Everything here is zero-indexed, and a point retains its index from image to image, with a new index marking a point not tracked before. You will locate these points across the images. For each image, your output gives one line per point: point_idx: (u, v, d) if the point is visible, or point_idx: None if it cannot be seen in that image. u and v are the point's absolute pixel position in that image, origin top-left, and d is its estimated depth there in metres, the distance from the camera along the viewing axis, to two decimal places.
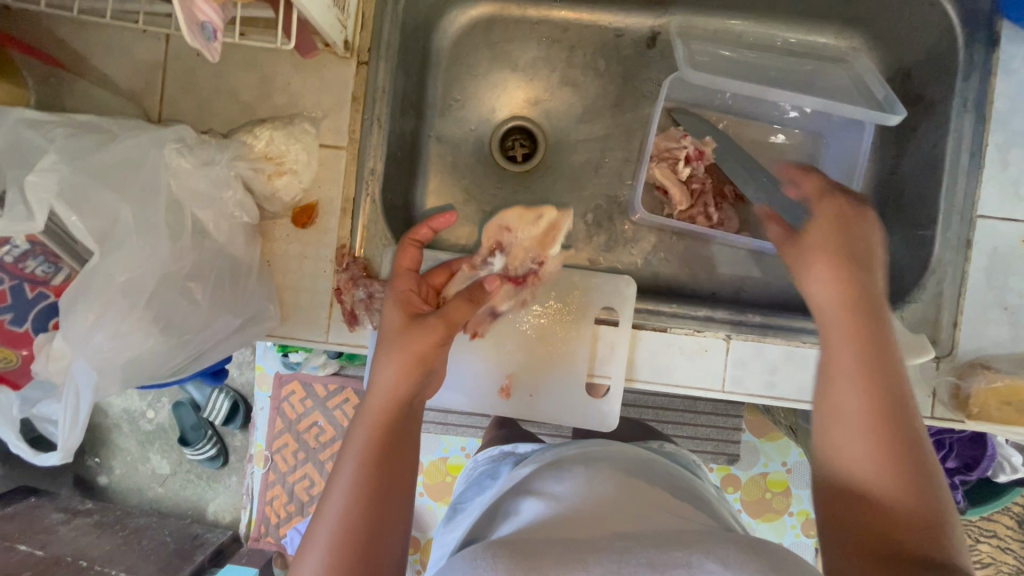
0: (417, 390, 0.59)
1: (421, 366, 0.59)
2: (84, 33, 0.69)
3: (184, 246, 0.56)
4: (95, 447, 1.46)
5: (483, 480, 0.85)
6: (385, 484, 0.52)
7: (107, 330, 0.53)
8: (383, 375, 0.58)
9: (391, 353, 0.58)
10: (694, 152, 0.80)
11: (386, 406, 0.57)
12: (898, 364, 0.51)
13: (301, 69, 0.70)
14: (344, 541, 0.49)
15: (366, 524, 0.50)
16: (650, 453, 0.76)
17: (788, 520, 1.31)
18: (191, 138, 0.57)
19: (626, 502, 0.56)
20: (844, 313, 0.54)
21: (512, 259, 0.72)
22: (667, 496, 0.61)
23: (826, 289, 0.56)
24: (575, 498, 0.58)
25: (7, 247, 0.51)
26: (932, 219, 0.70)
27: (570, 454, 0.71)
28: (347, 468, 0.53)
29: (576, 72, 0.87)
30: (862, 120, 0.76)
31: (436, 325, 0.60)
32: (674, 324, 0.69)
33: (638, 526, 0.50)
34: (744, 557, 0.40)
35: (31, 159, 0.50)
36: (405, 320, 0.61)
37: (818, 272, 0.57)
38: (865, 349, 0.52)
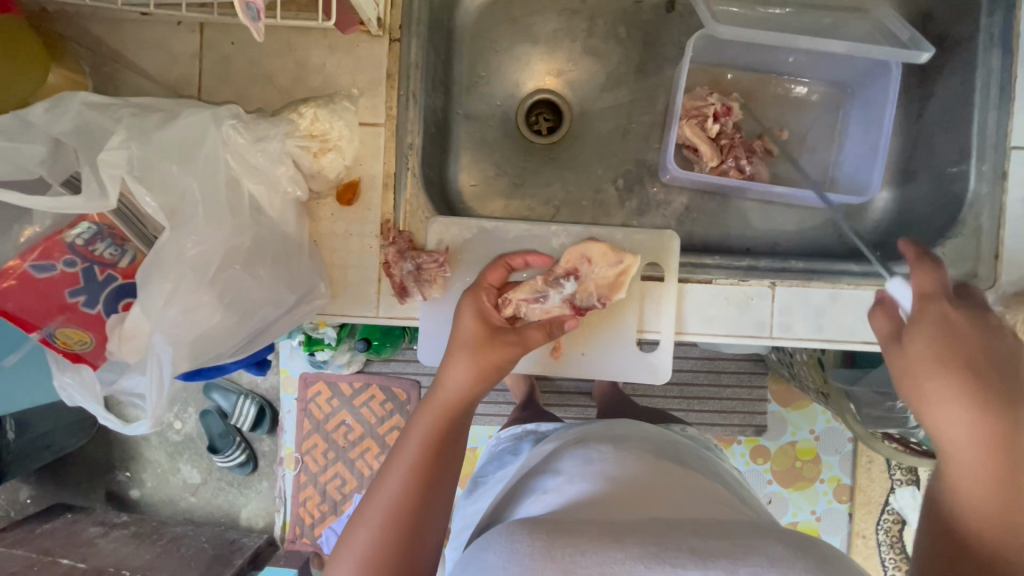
0: (482, 393, 0.61)
1: (492, 373, 0.61)
2: (118, 28, 0.69)
3: (244, 221, 0.58)
4: (126, 461, 1.48)
5: (502, 455, 0.84)
6: (436, 472, 0.55)
7: (181, 302, 0.55)
8: (453, 375, 0.60)
9: (461, 353, 0.61)
10: (721, 108, 0.81)
11: (451, 399, 0.59)
12: (1020, 404, 0.45)
13: (334, 49, 0.70)
14: (390, 515, 0.52)
15: (412, 513, 0.53)
16: (668, 434, 0.74)
17: (819, 487, 1.26)
18: (245, 114, 0.58)
19: (658, 483, 0.54)
20: (954, 378, 0.46)
21: (581, 291, 0.69)
22: (698, 480, 0.59)
23: (925, 349, 0.49)
24: (602, 473, 0.56)
25: (77, 230, 0.52)
26: (966, 154, 0.71)
27: (597, 432, 0.69)
28: (404, 451, 0.56)
29: (597, 41, 0.88)
30: (888, 62, 0.76)
31: (507, 343, 0.63)
32: (719, 275, 0.71)
33: (670, 508, 0.49)
34: (792, 556, 0.39)
35: (100, 141, 0.52)
36: (481, 335, 0.63)
37: (920, 333, 0.50)
38: (986, 385, 0.46)
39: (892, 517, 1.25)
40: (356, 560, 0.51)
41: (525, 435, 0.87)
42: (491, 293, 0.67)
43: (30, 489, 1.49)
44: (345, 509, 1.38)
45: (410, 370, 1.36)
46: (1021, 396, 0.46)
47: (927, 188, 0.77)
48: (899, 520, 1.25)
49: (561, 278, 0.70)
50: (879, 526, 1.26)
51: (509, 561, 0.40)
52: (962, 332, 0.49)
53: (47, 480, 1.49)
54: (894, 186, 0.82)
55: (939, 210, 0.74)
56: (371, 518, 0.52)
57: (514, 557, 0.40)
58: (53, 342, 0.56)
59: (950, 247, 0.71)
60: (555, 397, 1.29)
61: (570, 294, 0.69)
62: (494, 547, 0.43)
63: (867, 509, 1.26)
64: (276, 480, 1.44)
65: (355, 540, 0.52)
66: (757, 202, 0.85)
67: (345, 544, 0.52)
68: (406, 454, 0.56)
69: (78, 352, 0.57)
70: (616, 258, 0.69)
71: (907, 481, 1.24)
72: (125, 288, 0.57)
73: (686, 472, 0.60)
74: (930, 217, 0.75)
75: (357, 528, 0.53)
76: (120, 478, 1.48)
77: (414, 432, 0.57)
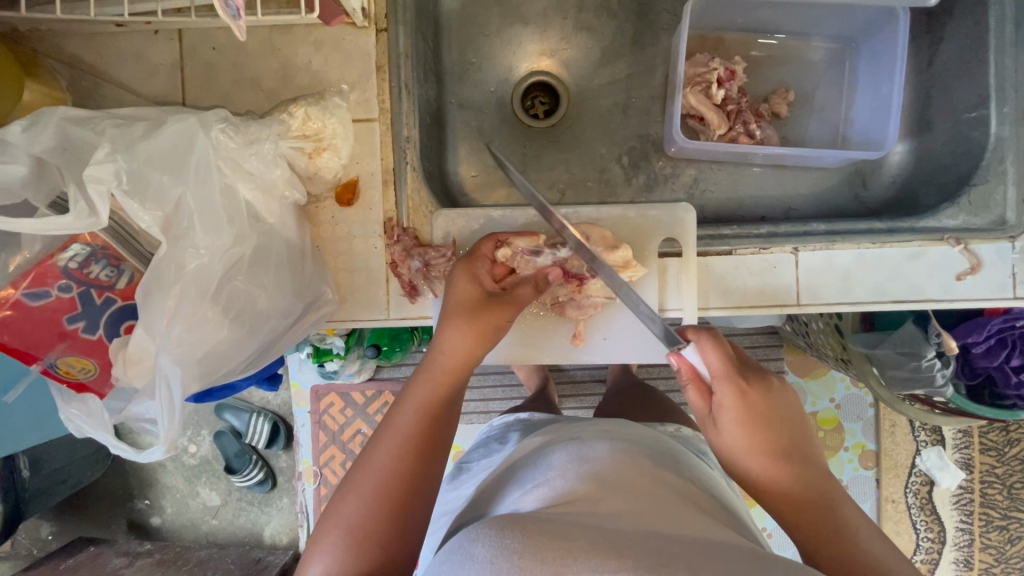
0: (476, 361, 0.60)
1: (489, 338, 0.61)
2: (96, 42, 0.66)
3: (242, 230, 0.55)
4: (144, 489, 1.45)
5: (488, 444, 0.80)
6: (433, 442, 0.53)
7: (184, 320, 0.53)
8: (451, 344, 0.59)
9: (458, 323, 0.60)
10: (725, 73, 0.79)
11: (450, 371, 0.58)
12: (777, 410, 0.54)
13: (320, 44, 0.67)
14: (383, 481, 0.50)
15: (409, 478, 0.51)
16: (652, 433, 0.68)
17: (845, 456, 1.23)
18: (233, 117, 0.55)
19: (643, 484, 0.51)
20: (760, 457, 0.52)
21: (573, 258, 0.68)
22: (684, 485, 0.55)
23: (735, 434, 0.53)
24: (595, 466, 0.53)
25: (70, 253, 0.50)
26: (985, 97, 0.69)
27: (591, 429, 0.64)
28: (401, 418, 0.54)
29: (589, 16, 0.85)
30: (896, 8, 0.73)
31: (503, 306, 0.62)
32: (739, 245, 0.68)
33: (667, 519, 0.45)
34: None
35: (85, 156, 0.50)
36: (479, 300, 0.62)
37: (725, 419, 0.54)
38: (750, 416, 0.53)
39: (921, 479, 1.24)
40: (345, 529, 0.48)
41: (513, 424, 0.83)
42: (485, 262, 0.64)
43: (50, 526, 1.47)
44: None
45: None
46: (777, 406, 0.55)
47: (944, 136, 0.74)
48: (927, 481, 1.24)
49: (557, 246, 0.68)
50: (908, 489, 1.24)
51: (495, 556, 0.38)
52: (757, 406, 0.54)
53: (66, 514, 1.47)
54: (908, 138, 0.79)
55: (960, 157, 0.72)
56: (362, 487, 0.50)
57: (502, 551, 0.38)
58: (54, 372, 0.53)
59: (975, 194, 0.69)
60: (568, 388, 1.27)
61: (564, 259, 0.68)
62: (480, 540, 0.41)
63: (895, 473, 1.23)
64: (296, 495, 1.42)
65: (344, 510, 0.49)
66: (768, 167, 0.82)
67: (332, 516, 0.49)
68: (403, 424, 0.54)
69: (82, 382, 0.55)
70: (615, 240, 0.68)
71: (931, 442, 1.23)
72: (125, 310, 0.54)
73: (682, 484, 0.55)
74: (951, 166, 0.73)
75: (347, 497, 0.50)
76: (140, 507, 1.46)
77: (411, 400, 0.56)
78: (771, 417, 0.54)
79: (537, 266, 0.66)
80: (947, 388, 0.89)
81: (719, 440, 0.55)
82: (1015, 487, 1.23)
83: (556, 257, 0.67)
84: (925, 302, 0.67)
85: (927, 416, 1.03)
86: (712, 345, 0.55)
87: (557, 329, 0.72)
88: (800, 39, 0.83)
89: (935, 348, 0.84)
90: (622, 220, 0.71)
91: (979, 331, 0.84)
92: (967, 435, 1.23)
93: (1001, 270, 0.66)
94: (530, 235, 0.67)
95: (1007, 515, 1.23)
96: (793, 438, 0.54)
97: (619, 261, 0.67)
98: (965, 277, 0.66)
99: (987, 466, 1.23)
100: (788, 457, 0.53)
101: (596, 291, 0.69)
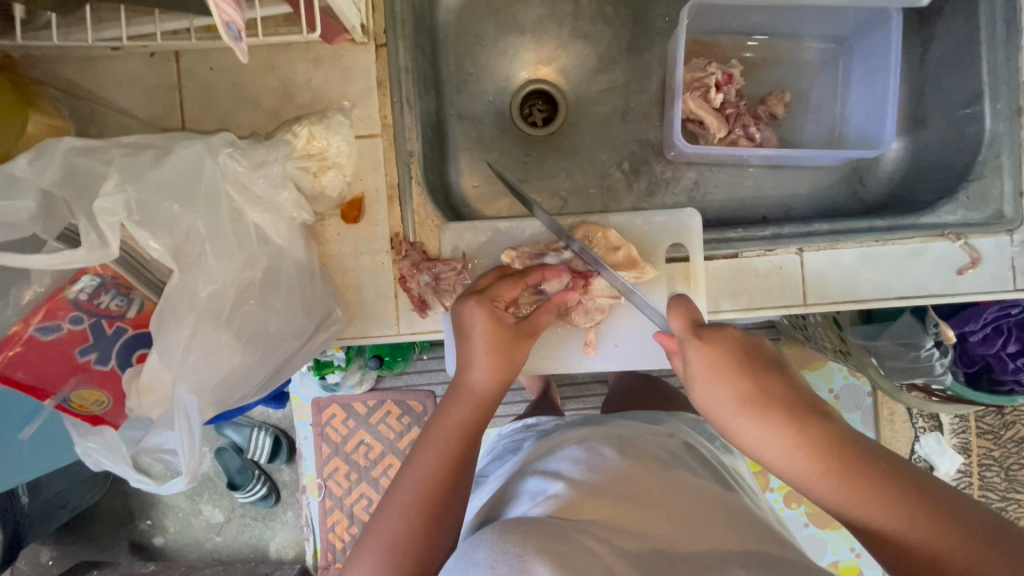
0: (507, 383, 0.61)
1: (512, 360, 0.62)
2: (92, 67, 0.66)
3: (252, 254, 0.55)
4: (146, 509, 1.44)
5: (504, 455, 0.79)
6: (463, 462, 0.55)
7: (199, 349, 0.52)
8: (477, 370, 0.60)
9: (486, 353, 0.60)
10: (723, 77, 0.80)
11: (475, 397, 0.59)
12: (762, 364, 0.48)
13: (320, 62, 0.67)
14: (416, 500, 0.51)
15: (446, 494, 0.52)
16: (669, 427, 0.69)
17: None
18: (240, 140, 0.55)
19: (654, 490, 0.52)
20: (751, 420, 0.46)
21: (578, 258, 0.69)
22: (702, 482, 0.56)
23: (715, 392, 0.48)
24: (605, 473, 0.53)
25: (80, 284, 0.50)
26: (978, 95, 0.70)
27: (598, 430, 0.64)
28: (436, 437, 0.56)
29: (584, 23, 0.86)
30: (888, 9, 0.74)
31: (525, 337, 0.64)
32: (745, 248, 0.68)
33: (677, 531, 0.47)
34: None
35: (93, 187, 0.49)
36: (504, 332, 0.62)
37: (699, 378, 0.49)
38: (728, 372, 0.48)
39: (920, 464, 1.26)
40: (384, 548, 0.49)
41: (527, 430, 0.83)
42: (502, 300, 0.64)
43: (50, 550, 1.45)
44: None
45: (423, 382, 1.33)
46: (765, 363, 0.49)
47: (940, 132, 0.76)
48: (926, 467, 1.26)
49: (558, 249, 0.70)
50: None
51: (497, 561, 0.39)
52: (732, 356, 0.49)
53: (67, 538, 1.45)
54: (903, 135, 0.81)
55: (955, 154, 0.73)
56: (397, 508, 0.51)
57: (503, 555, 0.39)
58: (69, 406, 0.53)
59: (972, 189, 0.70)
60: (571, 390, 1.27)
61: (569, 259, 0.69)
62: (482, 545, 0.41)
63: None
64: (300, 508, 1.41)
65: (381, 529, 0.50)
66: (765, 168, 0.83)
67: (370, 535, 0.50)
68: (436, 444, 0.55)
69: (96, 414, 0.54)
70: (618, 241, 0.69)
71: (929, 428, 1.25)
72: (138, 338, 0.54)
73: (697, 480, 0.56)
74: (948, 161, 0.74)
75: (385, 516, 0.51)
76: (142, 527, 1.44)
77: (442, 424, 0.57)
78: (757, 367, 0.48)
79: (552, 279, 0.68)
80: (946, 376, 0.91)
81: (699, 404, 0.50)
82: (1012, 468, 1.25)
83: (560, 260, 0.70)
84: (928, 297, 0.68)
85: (925, 404, 1.04)
86: (678, 310, 0.55)
87: (567, 337, 0.73)
88: (793, 40, 0.84)
89: (933, 338, 0.86)
90: (628, 227, 0.71)
91: (975, 319, 0.86)
92: (964, 420, 1.25)
93: (998, 263, 0.67)
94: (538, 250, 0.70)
95: (1005, 497, 1.25)
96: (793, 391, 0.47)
97: (623, 260, 0.68)
98: (966, 271, 0.67)
99: (984, 449, 1.25)
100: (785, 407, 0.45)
101: (601, 291, 0.69)
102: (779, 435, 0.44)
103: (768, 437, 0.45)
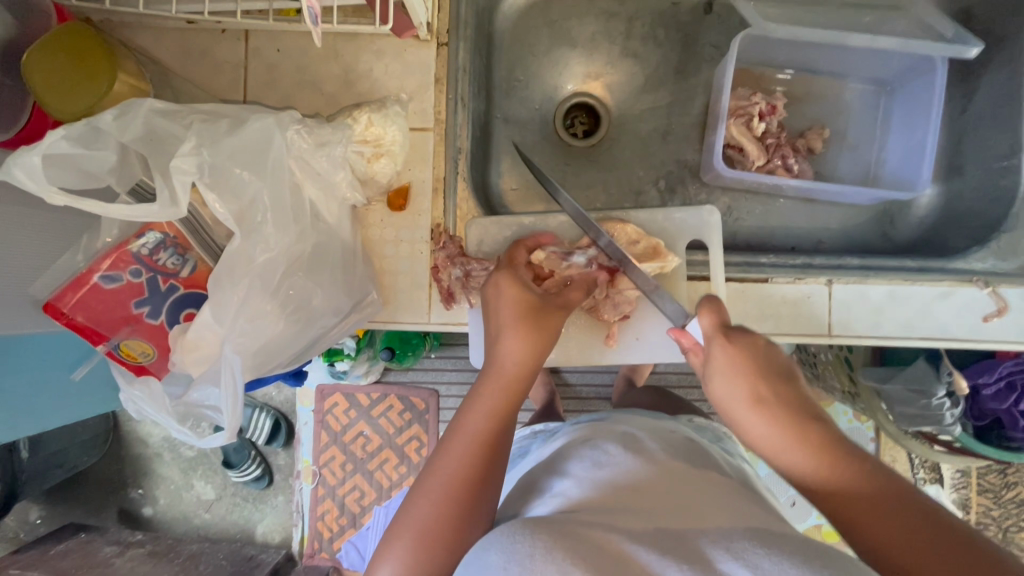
0: (536, 362, 0.61)
1: (543, 337, 0.62)
2: (164, 36, 0.68)
3: (305, 229, 0.58)
4: (138, 479, 1.44)
5: (513, 459, 0.80)
6: (492, 451, 0.55)
7: (247, 315, 0.55)
8: (511, 348, 0.60)
9: (514, 325, 0.61)
10: (767, 107, 0.82)
11: (507, 374, 0.59)
12: (772, 364, 0.52)
13: (384, 54, 0.69)
14: (448, 486, 0.52)
15: (472, 481, 0.53)
16: (673, 425, 0.71)
17: None
18: (308, 118, 0.57)
19: (662, 488, 0.51)
20: (750, 414, 0.50)
21: (603, 253, 0.69)
22: (714, 482, 0.55)
23: (732, 389, 0.51)
24: (614, 472, 0.54)
25: (143, 239, 0.53)
26: (1016, 149, 0.72)
27: (607, 429, 0.66)
28: (464, 425, 0.56)
29: (635, 44, 0.88)
30: (933, 61, 0.76)
31: (556, 309, 0.64)
32: (775, 274, 0.70)
33: (685, 518, 0.45)
34: (776, 559, 0.35)
35: (170, 147, 0.52)
36: (532, 301, 0.63)
37: (717, 374, 0.53)
38: (744, 378, 0.51)
39: None
40: (416, 534, 0.50)
41: (535, 435, 0.83)
42: (522, 268, 0.66)
43: (40, 509, 1.45)
44: (364, 522, 1.35)
45: (428, 379, 1.33)
46: (781, 373, 0.52)
47: (974, 182, 0.77)
48: None
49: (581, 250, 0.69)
50: None
51: (509, 561, 0.38)
52: (754, 361, 0.52)
53: (58, 497, 1.45)
54: (937, 181, 0.82)
55: (986, 205, 0.75)
56: (427, 494, 0.52)
57: (514, 556, 0.38)
58: (118, 353, 0.56)
59: (1004, 240, 0.71)
60: (574, 404, 1.28)
61: (595, 256, 0.70)
62: (493, 547, 0.40)
63: None
64: (292, 494, 1.41)
65: (412, 516, 0.52)
66: (797, 201, 0.85)
67: (400, 521, 0.52)
68: (466, 432, 0.56)
69: (142, 364, 0.57)
70: (638, 234, 0.70)
71: (930, 480, 1.25)
72: (187, 298, 0.56)
73: (706, 477, 0.56)
74: (980, 211, 0.76)
75: (416, 502, 0.52)
76: (133, 496, 1.45)
77: (471, 408, 0.58)
78: (773, 368, 0.51)
79: (572, 266, 0.69)
80: (955, 427, 0.90)
81: (715, 396, 0.54)
82: (1009, 530, 1.24)
83: (585, 257, 0.69)
84: (954, 341, 0.69)
85: (928, 452, 1.04)
86: (710, 309, 0.56)
87: (590, 335, 0.74)
88: (836, 79, 0.86)
89: (945, 386, 0.86)
90: (650, 224, 0.73)
91: (989, 372, 0.86)
92: (965, 475, 1.24)
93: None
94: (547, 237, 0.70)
95: None
96: (792, 402, 0.50)
97: (644, 251, 0.69)
98: (991, 319, 0.68)
99: (984, 508, 1.24)
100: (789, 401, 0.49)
101: (628, 286, 0.70)
102: (774, 435, 0.48)
103: (763, 420, 0.49)
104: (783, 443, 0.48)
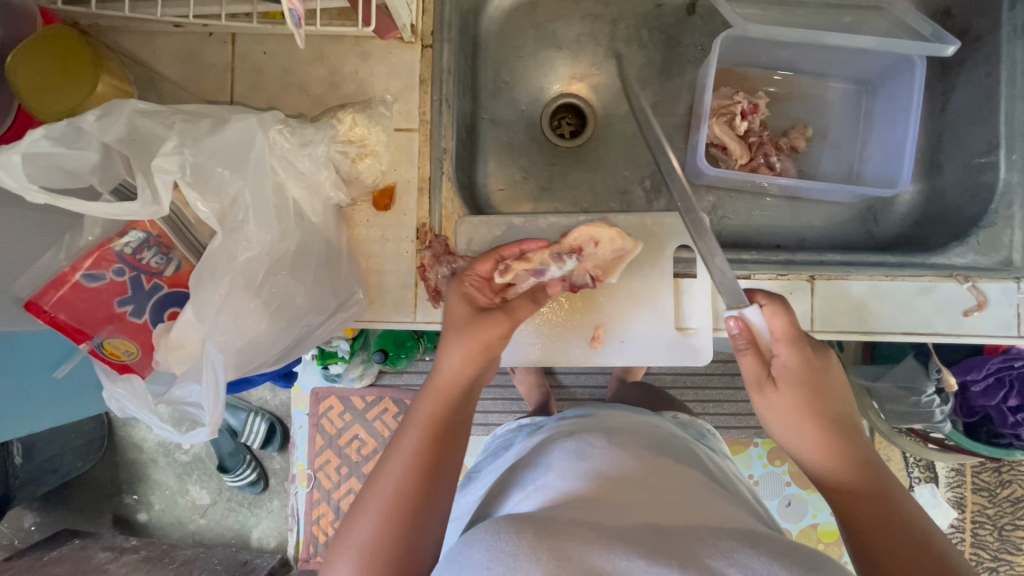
0: (478, 373, 0.58)
1: (486, 352, 0.58)
2: (152, 39, 0.69)
3: (288, 228, 0.58)
4: (133, 484, 1.44)
5: (496, 451, 0.80)
6: (434, 465, 0.53)
7: (229, 312, 0.55)
8: (451, 362, 0.57)
9: (454, 339, 0.57)
10: (749, 106, 0.83)
11: (443, 386, 0.57)
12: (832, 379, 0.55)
13: (369, 57, 0.70)
14: (390, 500, 0.51)
15: (413, 497, 0.51)
16: (657, 421, 0.71)
17: None
18: (290, 119, 0.58)
19: (645, 482, 0.51)
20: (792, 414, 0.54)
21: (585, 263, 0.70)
22: (698, 478, 0.56)
23: (787, 393, 0.54)
24: (600, 464, 0.55)
25: (126, 239, 0.55)
26: (994, 145, 0.73)
27: (589, 424, 0.65)
28: (404, 438, 0.54)
29: (620, 45, 0.89)
30: (913, 59, 0.77)
31: (499, 319, 0.59)
32: (758, 270, 0.71)
33: (670, 514, 0.46)
34: (768, 563, 0.37)
35: (153, 147, 0.53)
36: (472, 318, 0.59)
37: (781, 376, 0.55)
38: (802, 384, 0.54)
39: None
40: (357, 553, 0.49)
41: (521, 428, 0.83)
42: (475, 278, 0.63)
43: (35, 516, 1.44)
44: None
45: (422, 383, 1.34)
46: (832, 386, 0.55)
47: (955, 179, 0.78)
48: None
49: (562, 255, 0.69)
50: None
51: (493, 561, 0.38)
52: (807, 372, 0.55)
53: (53, 504, 1.45)
54: (919, 179, 0.83)
55: (966, 202, 0.76)
56: (368, 510, 0.51)
57: (499, 554, 0.38)
58: (101, 352, 0.57)
59: (984, 235, 0.72)
60: (569, 406, 1.28)
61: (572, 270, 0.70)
62: (477, 545, 0.41)
63: None
64: (287, 498, 1.40)
65: (356, 532, 0.50)
66: (783, 199, 0.86)
67: (344, 536, 0.51)
68: (405, 445, 0.54)
69: (125, 362, 0.58)
70: (624, 242, 0.71)
71: (925, 479, 1.25)
72: (170, 297, 0.58)
73: (687, 472, 0.57)
74: (962, 207, 0.76)
75: (359, 517, 0.51)
76: (128, 502, 1.44)
77: (411, 422, 0.55)
78: (827, 381, 0.55)
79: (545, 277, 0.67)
80: (945, 423, 0.90)
81: (762, 398, 0.56)
82: (1004, 528, 1.24)
83: (563, 267, 0.69)
84: (936, 335, 0.69)
85: (921, 450, 1.04)
86: (779, 311, 0.56)
87: (576, 332, 0.74)
88: (819, 79, 0.87)
89: (935, 384, 0.85)
90: (636, 224, 0.73)
91: (977, 369, 0.85)
92: (960, 474, 1.25)
93: (1004, 309, 0.68)
94: (537, 240, 0.68)
95: (998, 557, 1.24)
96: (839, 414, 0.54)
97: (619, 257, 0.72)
98: (972, 314, 0.69)
99: (979, 506, 1.25)
100: (840, 424, 0.54)
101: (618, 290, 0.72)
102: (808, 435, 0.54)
103: (810, 431, 0.54)
104: (815, 448, 0.53)
